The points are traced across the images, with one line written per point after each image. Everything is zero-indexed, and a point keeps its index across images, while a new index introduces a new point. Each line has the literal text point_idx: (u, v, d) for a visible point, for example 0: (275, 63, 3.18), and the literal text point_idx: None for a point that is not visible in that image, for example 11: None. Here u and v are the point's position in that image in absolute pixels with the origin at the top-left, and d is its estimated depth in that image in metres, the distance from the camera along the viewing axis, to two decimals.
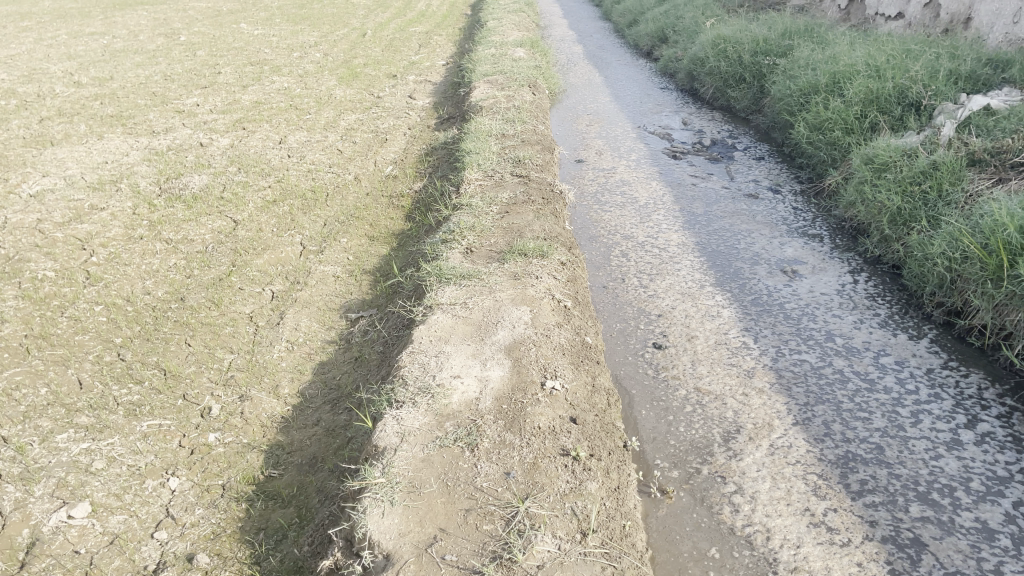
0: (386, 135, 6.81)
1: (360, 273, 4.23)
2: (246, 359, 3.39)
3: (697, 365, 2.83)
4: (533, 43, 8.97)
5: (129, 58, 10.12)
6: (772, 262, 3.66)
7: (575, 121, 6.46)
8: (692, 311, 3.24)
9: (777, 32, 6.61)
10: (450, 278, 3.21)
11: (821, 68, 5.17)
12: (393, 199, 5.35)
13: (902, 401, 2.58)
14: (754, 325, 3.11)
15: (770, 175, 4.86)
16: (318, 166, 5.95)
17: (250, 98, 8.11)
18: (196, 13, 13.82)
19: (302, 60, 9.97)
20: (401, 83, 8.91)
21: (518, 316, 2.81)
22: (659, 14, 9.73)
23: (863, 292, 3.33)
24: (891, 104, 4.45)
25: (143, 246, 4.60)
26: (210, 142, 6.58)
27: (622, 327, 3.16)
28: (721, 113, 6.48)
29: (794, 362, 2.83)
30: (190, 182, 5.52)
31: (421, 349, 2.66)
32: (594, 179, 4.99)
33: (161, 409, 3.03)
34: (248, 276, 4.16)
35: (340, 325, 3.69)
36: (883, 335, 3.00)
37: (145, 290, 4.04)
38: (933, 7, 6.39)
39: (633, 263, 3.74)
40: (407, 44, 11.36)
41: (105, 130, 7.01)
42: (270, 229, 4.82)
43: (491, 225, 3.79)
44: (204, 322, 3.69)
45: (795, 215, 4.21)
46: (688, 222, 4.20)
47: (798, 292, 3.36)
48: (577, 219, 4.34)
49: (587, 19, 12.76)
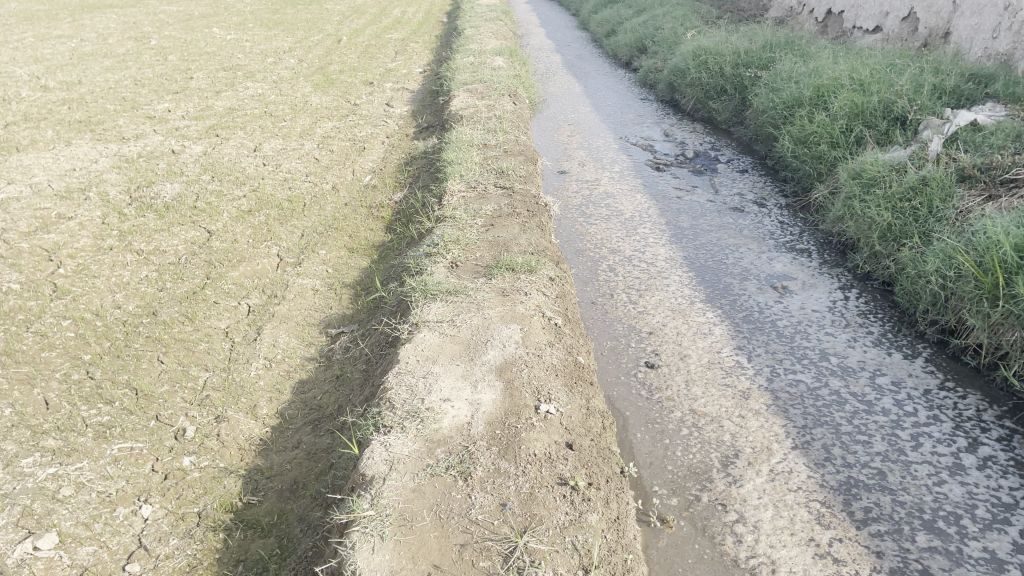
0: (363, 144, 6.70)
1: (340, 286, 4.12)
2: (222, 377, 3.26)
3: (692, 386, 2.76)
4: (512, 51, 8.90)
5: (98, 62, 9.90)
6: (762, 277, 3.62)
7: (557, 131, 6.40)
8: (683, 328, 3.18)
9: (758, 45, 6.60)
10: (435, 294, 3.11)
11: (805, 82, 5.16)
12: (373, 209, 5.24)
13: (901, 424, 2.54)
14: (747, 343, 3.05)
15: (755, 188, 4.82)
16: (294, 175, 5.82)
17: (223, 104, 7.96)
18: (167, 17, 13.59)
19: (277, 66, 9.82)
20: (378, 90, 8.80)
21: (508, 335, 2.72)
22: (637, 25, 9.73)
23: (854, 309, 3.29)
24: (877, 119, 4.43)
25: (113, 257, 4.44)
26: (183, 150, 6.43)
27: (614, 344, 3.08)
28: (702, 124, 6.46)
29: (790, 382, 2.77)
30: (161, 191, 5.37)
31: (408, 370, 2.56)
32: (578, 190, 4.92)
33: (133, 431, 2.89)
34: (223, 289, 4.03)
35: (321, 341, 3.57)
36: (877, 354, 2.96)
37: (115, 304, 3.89)
38: (911, 21, 6.43)
39: (621, 277, 3.68)
40: (383, 50, 11.24)
41: (73, 136, 6.82)
42: (246, 240, 4.69)
43: (476, 239, 3.70)
44: (177, 338, 3.55)
45: (782, 229, 4.18)
46: (675, 236, 4.15)
47: (790, 309, 3.32)
48: (562, 232, 4.27)
49: (564, 28, 12.76)
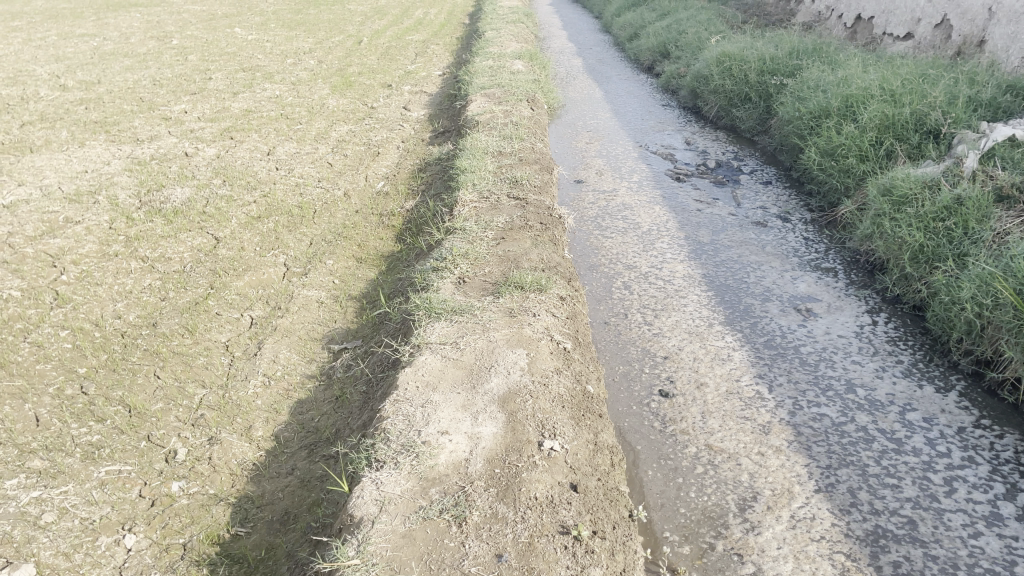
0: (378, 149, 6.58)
1: (346, 298, 3.99)
2: (219, 394, 3.14)
3: (708, 419, 2.60)
4: (532, 54, 8.75)
5: (118, 61, 9.88)
6: (785, 298, 3.44)
7: (575, 138, 6.24)
8: (701, 353, 3.01)
9: (784, 51, 6.40)
10: (440, 313, 2.97)
11: (833, 91, 4.96)
12: (384, 217, 5.12)
13: (933, 467, 2.37)
14: (768, 371, 2.89)
15: (779, 201, 4.64)
16: (306, 181, 5.71)
17: (240, 105, 7.88)
18: (190, 16, 13.57)
19: (296, 67, 9.73)
20: (396, 93, 8.69)
21: (514, 361, 2.57)
22: (661, 28, 9.55)
23: (883, 336, 3.11)
24: (909, 132, 4.23)
25: (117, 264, 4.35)
26: (196, 152, 6.34)
27: (626, 369, 2.93)
28: (725, 132, 6.27)
29: (813, 417, 2.61)
30: (172, 196, 5.28)
31: (406, 397, 2.42)
32: (595, 201, 4.77)
33: (122, 453, 2.78)
34: (226, 300, 3.91)
35: (322, 358, 3.44)
36: (907, 386, 2.78)
37: (115, 314, 3.79)
38: (945, 28, 6.20)
39: (636, 296, 3.52)
40: (403, 52, 11.14)
41: (87, 137, 6.76)
42: (253, 248, 4.58)
43: (486, 253, 3.56)
44: (176, 351, 3.44)
45: (807, 246, 4.00)
46: (694, 251, 3.98)
47: (814, 334, 3.14)
48: (576, 246, 4.11)
49: (587, 31, 12.58)
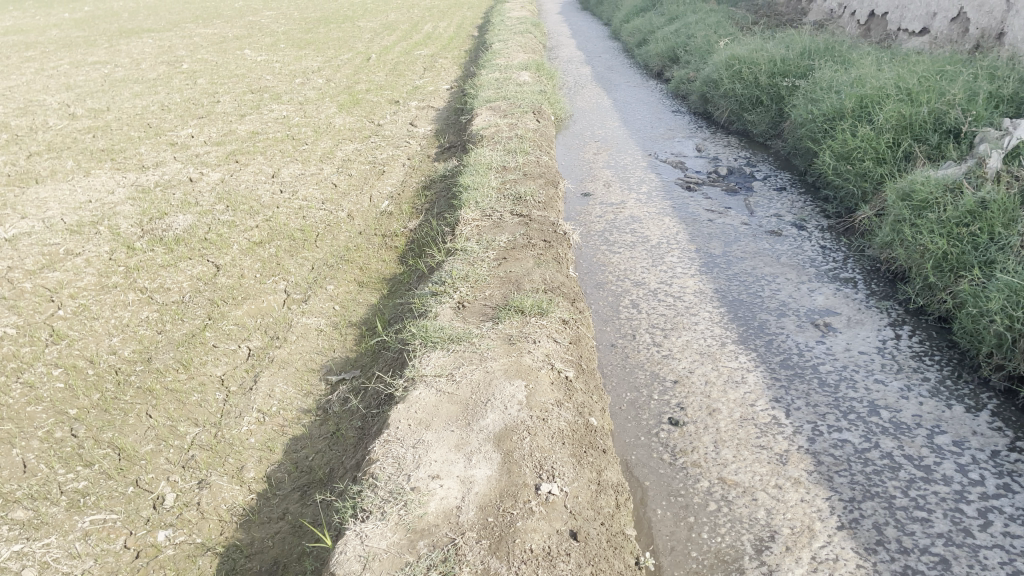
0: (384, 167, 6.47)
1: (345, 325, 3.87)
2: (211, 433, 3.02)
3: (721, 449, 2.43)
4: (539, 64, 8.62)
5: (127, 87, 9.88)
6: (801, 313, 3.27)
7: (582, 149, 6.11)
8: (713, 376, 2.85)
9: (796, 52, 6.22)
10: (436, 342, 2.84)
11: (847, 91, 4.78)
12: (387, 238, 5.00)
13: (965, 497, 2.19)
14: (785, 393, 2.72)
15: (793, 208, 4.47)
16: (309, 203, 5.60)
17: (246, 128, 7.82)
18: (201, 40, 13.61)
19: (304, 87, 9.67)
20: (403, 109, 8.60)
21: (512, 393, 2.42)
22: (670, 33, 9.39)
23: (906, 352, 2.93)
24: (927, 132, 4.04)
25: (115, 296, 4.26)
26: (200, 178, 6.27)
27: (634, 396, 2.77)
28: (737, 137, 6.10)
29: (834, 444, 2.43)
30: (173, 224, 5.20)
31: (396, 437, 2.28)
32: (602, 215, 4.62)
33: (109, 500, 2.67)
34: (224, 331, 3.80)
35: (319, 391, 3.31)
36: (935, 406, 2.60)
37: (110, 349, 3.69)
38: (962, 22, 6.01)
39: (644, 315, 3.36)
40: (411, 68, 11.07)
41: (93, 166, 6.72)
42: (253, 274, 4.47)
43: (486, 274, 3.42)
44: (169, 388, 3.33)
45: (824, 255, 3.82)
46: (705, 265, 3.82)
47: (833, 351, 2.97)
48: (582, 264, 3.97)
49: (596, 38, 12.44)
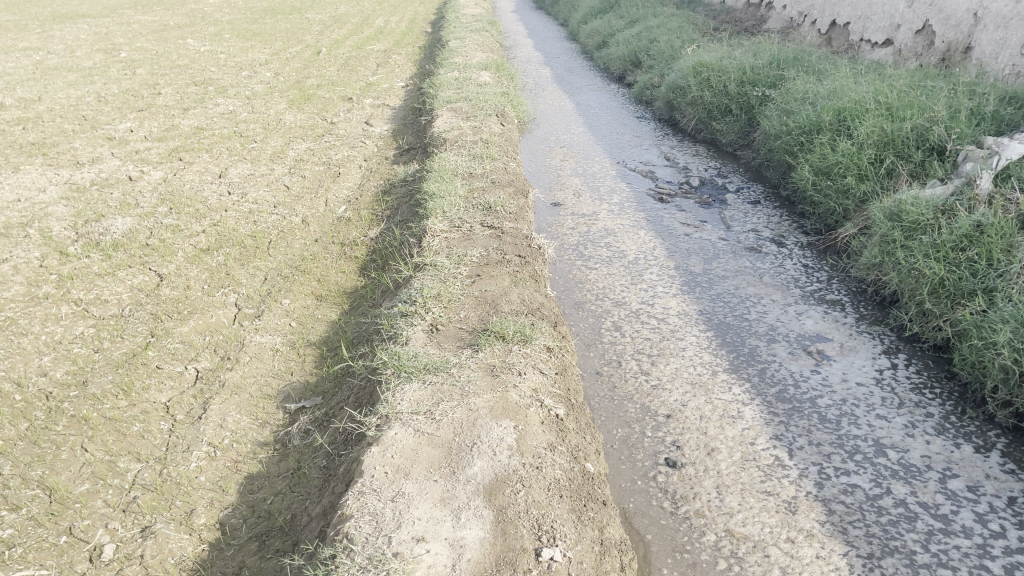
0: (339, 169, 6.16)
1: (303, 345, 3.58)
2: (155, 471, 2.72)
3: (725, 496, 2.25)
4: (499, 64, 8.38)
5: (61, 76, 9.33)
6: (792, 338, 3.11)
7: (548, 155, 5.90)
8: (708, 409, 2.66)
9: (765, 60, 6.11)
10: (411, 372, 2.59)
11: (823, 104, 4.67)
12: (346, 247, 4.72)
13: (989, 552, 2.04)
14: (785, 430, 2.54)
15: (771, 223, 4.34)
16: (260, 207, 5.28)
17: (190, 123, 7.40)
18: (141, 27, 13.00)
19: (251, 80, 9.26)
20: (358, 106, 8.27)
21: (500, 435, 2.19)
22: (631, 36, 9.25)
23: (905, 383, 2.79)
24: (910, 149, 3.94)
25: (46, 309, 3.89)
26: (140, 176, 5.87)
27: (625, 433, 2.57)
28: (705, 146, 5.97)
29: (844, 490, 2.27)
30: (112, 227, 4.82)
31: (372, 489, 2.03)
32: (574, 227, 4.41)
33: (38, 552, 2.37)
34: (168, 350, 3.48)
35: (277, 421, 3.03)
36: (944, 445, 2.46)
37: (40, 370, 3.34)
38: (927, 34, 5.97)
39: (628, 339, 3.16)
40: (364, 63, 10.71)
41: (22, 161, 6.25)
42: (200, 285, 4.15)
43: (460, 294, 3.18)
44: (108, 417, 3.01)
45: (807, 275, 3.69)
46: (686, 284, 3.65)
47: (830, 382, 2.81)
48: (557, 281, 3.75)
49: (553, 39, 12.25)
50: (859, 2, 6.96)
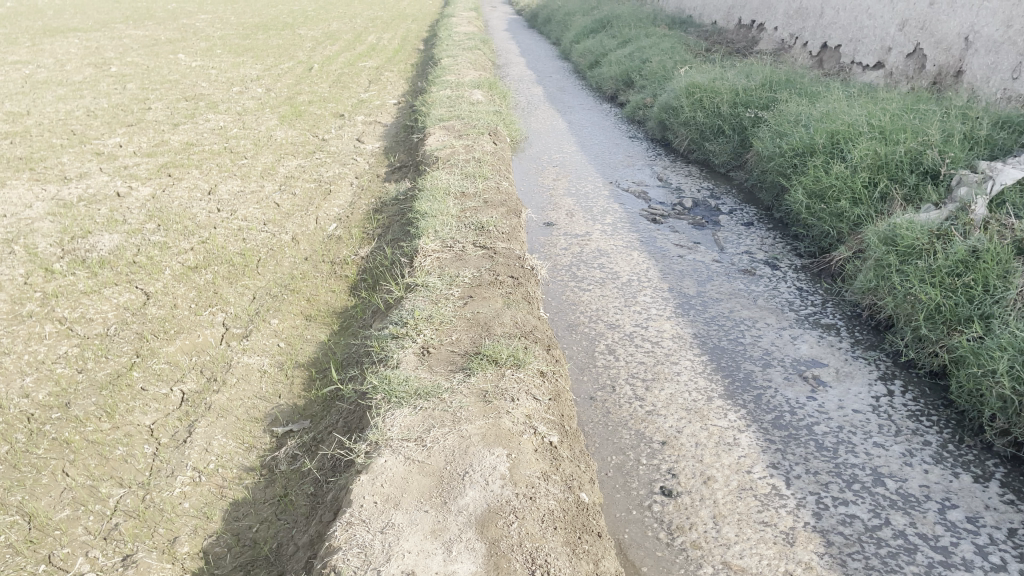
0: (330, 186, 6.12)
1: (292, 366, 3.52)
2: (138, 496, 2.66)
3: (722, 526, 2.20)
4: (491, 83, 8.38)
5: (51, 90, 9.27)
6: (787, 363, 3.08)
7: (541, 174, 5.88)
8: (704, 436, 2.61)
9: (757, 82, 6.13)
10: (402, 397, 2.54)
11: (816, 126, 4.67)
12: (336, 266, 4.67)
13: None
14: (782, 458, 2.50)
15: (764, 245, 4.32)
16: (250, 224, 5.23)
17: (180, 138, 7.35)
18: (132, 42, 12.96)
19: (242, 96, 9.22)
20: (349, 123, 8.24)
21: (492, 464, 2.15)
22: (623, 57, 9.27)
23: (902, 410, 2.76)
24: (904, 172, 3.94)
25: (29, 328, 3.82)
26: (129, 192, 5.81)
27: (620, 461, 2.52)
28: (697, 167, 5.97)
29: (842, 521, 2.23)
30: (98, 244, 4.76)
31: (361, 519, 1.98)
32: (567, 248, 4.38)
33: None
34: (153, 370, 3.42)
35: (264, 445, 2.96)
36: (942, 475, 2.43)
37: (22, 391, 3.27)
38: (918, 58, 6.00)
39: (622, 362, 3.12)
40: (356, 80, 10.71)
41: (9, 176, 6.18)
42: (188, 304, 4.09)
43: (452, 315, 3.14)
44: (90, 440, 2.94)
45: (801, 298, 3.66)
46: (680, 306, 3.61)
47: (826, 409, 2.78)
48: (550, 302, 3.71)
49: (545, 58, 12.29)
50: (850, 25, 7.00)
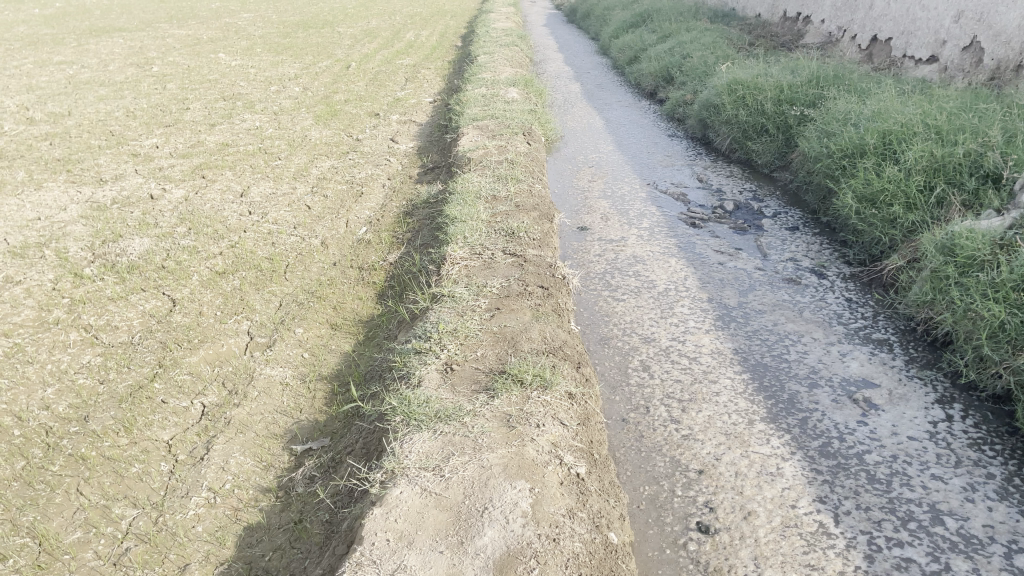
0: (362, 188, 6.03)
1: (315, 379, 3.42)
2: (151, 519, 2.57)
3: (763, 570, 2.03)
4: (527, 80, 8.21)
5: (93, 91, 9.34)
6: (835, 383, 2.88)
7: (576, 175, 5.71)
8: (745, 464, 2.43)
9: (803, 78, 5.87)
10: (421, 421, 2.40)
11: (867, 125, 4.43)
12: (364, 271, 4.56)
13: None
14: (830, 491, 2.32)
15: (810, 252, 4.10)
16: (280, 227, 5.15)
17: (216, 139, 7.33)
18: (174, 41, 13.05)
19: (279, 96, 9.19)
20: (384, 123, 8.15)
21: (514, 500, 2.01)
22: (663, 52, 9.03)
23: (963, 439, 2.55)
24: (962, 176, 3.70)
25: (54, 336, 3.77)
26: (162, 195, 5.78)
27: (653, 492, 2.36)
28: (739, 167, 5.75)
29: (897, 565, 2.04)
30: (129, 248, 4.72)
31: (371, 560, 1.85)
32: (601, 254, 4.21)
33: None
34: (175, 382, 3.34)
35: (282, 465, 2.86)
36: (1009, 512, 2.21)
37: (42, 403, 3.21)
38: (974, 50, 5.70)
39: (657, 380, 2.95)
40: (393, 78, 10.62)
41: (46, 178, 6.20)
42: (213, 311, 4.01)
43: (478, 329, 3.00)
44: (107, 456, 2.87)
45: (850, 311, 3.44)
46: (719, 318, 3.42)
47: (878, 436, 2.57)
48: (582, 314, 3.55)
49: (583, 53, 12.08)
50: (901, 17, 6.69)
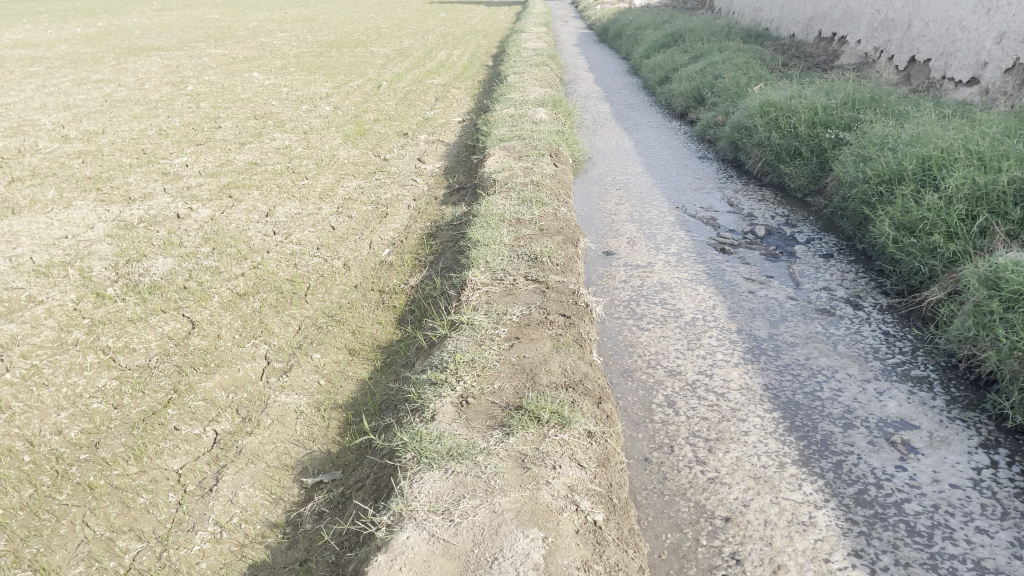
0: (387, 209, 5.97)
1: (330, 408, 3.34)
2: (154, 554, 2.50)
3: None
4: (557, 100, 8.14)
5: (127, 109, 9.45)
6: (871, 425, 2.73)
7: (603, 198, 5.60)
8: (776, 512, 2.29)
9: (839, 99, 5.72)
10: (432, 459, 2.30)
11: (905, 150, 4.27)
12: (385, 295, 4.49)
13: None
14: (866, 544, 2.17)
15: (845, 281, 3.94)
16: (303, 248, 5.10)
17: (245, 158, 7.35)
18: (211, 61, 13.22)
19: (309, 115, 9.22)
20: (412, 142, 8.13)
21: (525, 551, 1.90)
22: (694, 72, 8.92)
23: (1009, 488, 2.38)
24: (1006, 205, 3.53)
25: (71, 358, 3.73)
26: (189, 214, 5.77)
27: (676, 540, 2.24)
28: (772, 191, 5.60)
29: None
30: (151, 269, 4.69)
31: None
32: (627, 281, 4.09)
33: None
34: (188, 408, 3.27)
35: (292, 498, 2.78)
36: None
37: (55, 428, 3.16)
38: (1018, 73, 5.51)
39: (682, 418, 2.81)
40: (423, 97, 10.62)
41: (76, 196, 6.23)
42: (231, 334, 3.94)
43: (496, 360, 2.89)
44: (115, 485, 2.81)
45: (888, 345, 3.29)
46: (749, 351, 3.28)
47: (918, 483, 2.42)
48: (606, 344, 3.43)
49: (614, 73, 12.01)
50: (940, 38, 6.52)
